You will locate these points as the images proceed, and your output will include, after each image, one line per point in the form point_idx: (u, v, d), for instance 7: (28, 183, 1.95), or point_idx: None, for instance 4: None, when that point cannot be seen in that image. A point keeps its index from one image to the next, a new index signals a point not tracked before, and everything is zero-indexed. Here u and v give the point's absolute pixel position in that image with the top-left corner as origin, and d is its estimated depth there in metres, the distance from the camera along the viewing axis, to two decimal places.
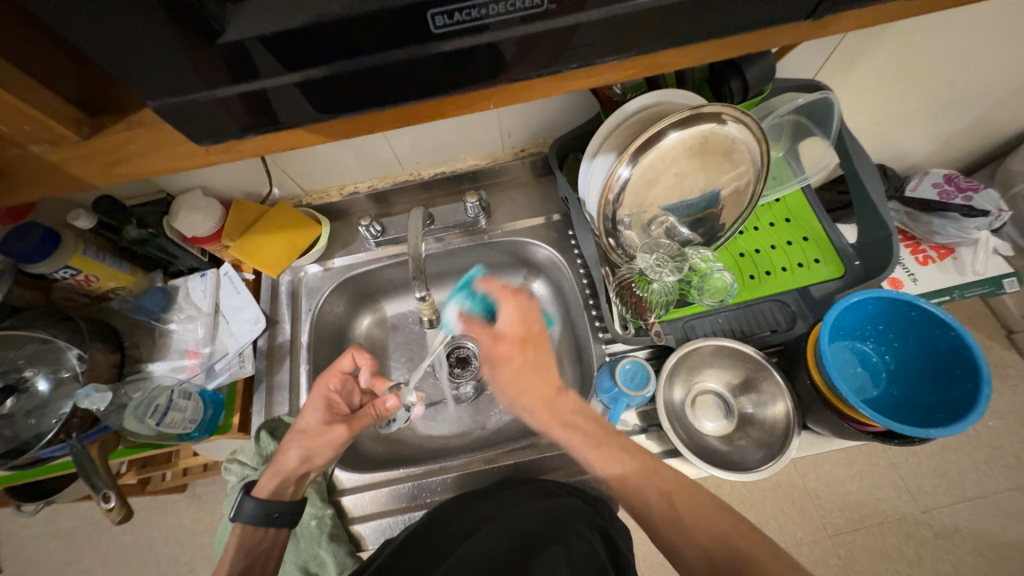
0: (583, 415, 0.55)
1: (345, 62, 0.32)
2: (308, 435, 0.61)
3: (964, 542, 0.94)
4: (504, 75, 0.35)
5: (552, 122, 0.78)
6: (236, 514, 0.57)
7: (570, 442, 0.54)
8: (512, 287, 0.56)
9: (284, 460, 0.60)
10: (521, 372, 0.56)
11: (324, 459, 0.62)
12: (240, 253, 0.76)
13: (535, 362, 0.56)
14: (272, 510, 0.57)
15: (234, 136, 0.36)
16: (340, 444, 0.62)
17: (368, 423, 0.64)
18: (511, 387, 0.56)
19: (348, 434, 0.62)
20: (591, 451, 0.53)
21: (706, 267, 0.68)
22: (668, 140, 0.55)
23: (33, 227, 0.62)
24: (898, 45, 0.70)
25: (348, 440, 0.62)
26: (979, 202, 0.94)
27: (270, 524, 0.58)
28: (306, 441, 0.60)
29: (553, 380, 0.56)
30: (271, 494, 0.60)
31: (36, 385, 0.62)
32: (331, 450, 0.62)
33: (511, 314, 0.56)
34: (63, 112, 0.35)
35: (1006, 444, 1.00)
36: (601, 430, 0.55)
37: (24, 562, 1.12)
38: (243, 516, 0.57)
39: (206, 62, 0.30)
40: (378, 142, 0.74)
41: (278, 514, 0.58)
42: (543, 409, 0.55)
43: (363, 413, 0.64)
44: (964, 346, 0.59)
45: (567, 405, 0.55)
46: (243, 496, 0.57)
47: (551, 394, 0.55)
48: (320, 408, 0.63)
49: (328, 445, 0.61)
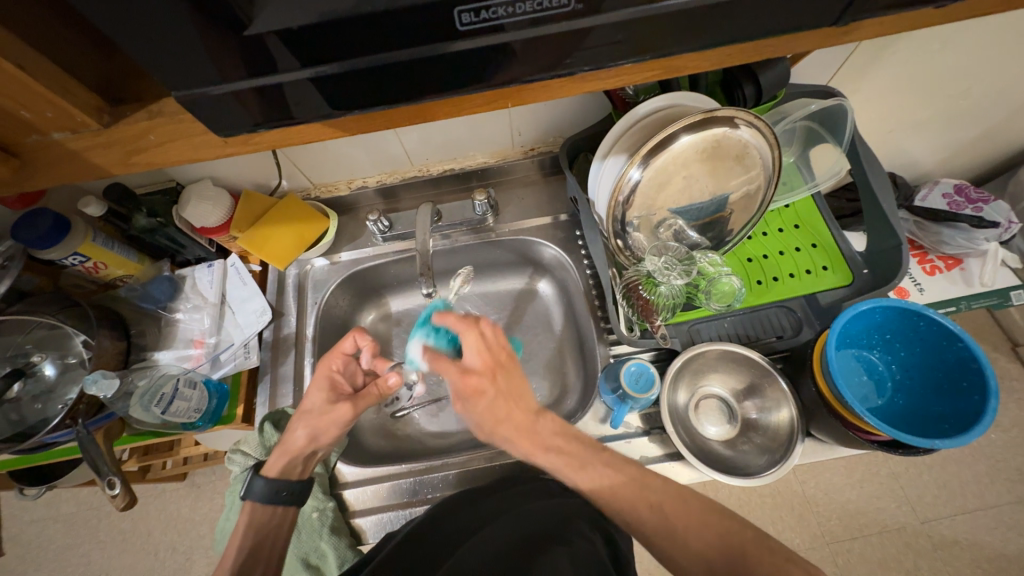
0: (564, 436, 0.54)
1: (364, 58, 0.32)
2: (314, 414, 0.62)
3: (962, 553, 0.93)
4: (522, 75, 0.35)
5: (563, 122, 0.78)
6: (246, 493, 0.58)
7: (556, 466, 0.52)
8: (473, 318, 0.54)
9: (292, 440, 0.61)
10: (497, 404, 0.53)
11: (328, 439, 0.62)
12: (248, 245, 0.77)
13: (508, 389, 0.54)
14: (283, 489, 0.58)
15: (249, 129, 0.36)
16: (344, 421, 0.63)
17: (371, 402, 0.65)
18: (488, 420, 0.54)
19: (351, 413, 0.63)
20: (576, 474, 0.51)
21: (714, 272, 0.69)
22: (680, 143, 0.54)
23: (42, 213, 0.62)
24: (914, 53, 0.69)
25: (352, 419, 0.63)
26: (989, 213, 0.94)
27: (278, 503, 0.58)
28: (310, 418, 0.61)
29: (529, 405, 0.54)
30: (281, 473, 0.60)
31: (42, 370, 0.63)
32: (336, 429, 0.62)
33: (476, 345, 0.54)
34: (84, 99, 0.36)
35: (1007, 457, 0.99)
36: (585, 449, 0.53)
37: (23, 546, 1.13)
38: (253, 494, 0.58)
39: (227, 57, 0.30)
40: (388, 137, 0.74)
41: (288, 493, 0.58)
42: (525, 438, 0.53)
43: (366, 391, 0.65)
44: (972, 357, 0.59)
45: (547, 428, 0.54)
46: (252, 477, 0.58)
47: (526, 421, 0.53)
48: (325, 387, 0.64)
49: (334, 423, 0.62)
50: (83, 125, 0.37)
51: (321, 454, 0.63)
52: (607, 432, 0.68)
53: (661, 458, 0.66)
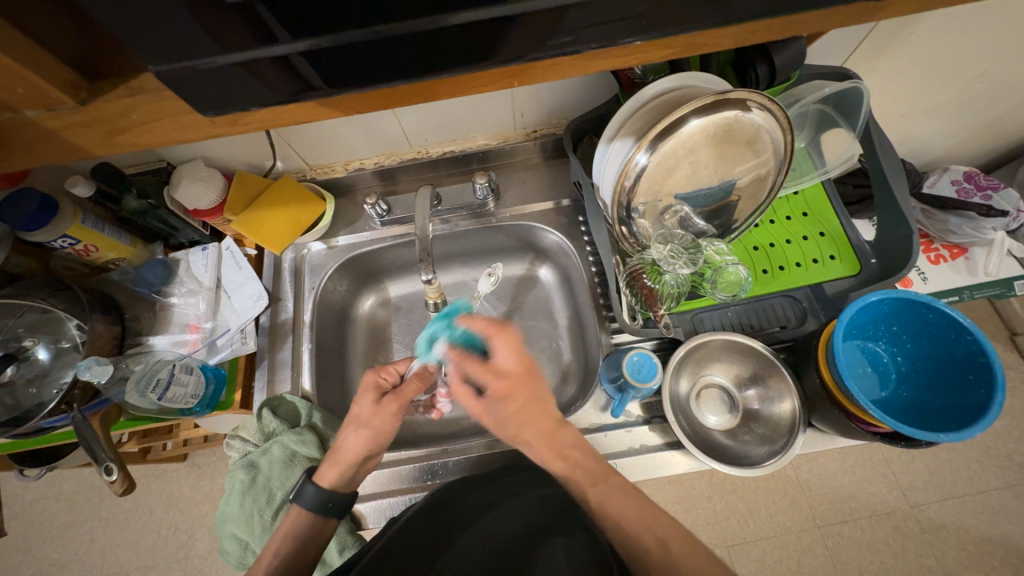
0: (582, 449, 0.54)
1: (359, 30, 0.29)
2: (364, 418, 0.58)
3: (949, 536, 0.95)
4: (525, 52, 0.33)
5: (567, 103, 0.75)
6: (296, 498, 0.57)
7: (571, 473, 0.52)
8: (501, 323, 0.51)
9: (343, 448, 0.58)
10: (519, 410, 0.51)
11: (384, 440, 0.59)
12: (242, 228, 0.75)
13: (537, 395, 0.52)
14: (329, 501, 0.56)
15: (245, 105, 0.34)
16: (395, 420, 0.59)
17: (415, 391, 0.59)
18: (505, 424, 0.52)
19: (398, 409, 0.58)
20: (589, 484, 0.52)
21: (721, 260, 0.67)
22: (689, 127, 0.52)
23: (29, 193, 0.60)
24: (935, 34, 0.66)
25: (402, 415, 0.58)
26: (998, 201, 0.93)
27: (313, 511, 0.56)
28: (365, 426, 0.58)
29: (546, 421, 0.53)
30: (333, 483, 0.57)
31: (36, 354, 0.62)
32: (390, 428, 0.59)
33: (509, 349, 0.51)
34: (57, 74, 0.34)
35: (999, 444, 1.00)
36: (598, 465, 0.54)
37: (28, 522, 1.15)
38: (302, 501, 0.56)
39: (222, 27, 0.28)
40: (385, 118, 0.71)
41: (331, 501, 0.56)
42: (545, 442, 0.52)
43: (407, 386, 0.59)
44: (980, 350, 0.58)
45: (567, 438, 0.53)
46: (304, 482, 0.57)
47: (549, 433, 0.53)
48: (370, 389, 0.60)
49: (388, 423, 0.58)
50: (57, 102, 0.35)
51: (377, 455, 0.60)
52: (607, 420, 0.68)
53: (660, 447, 0.66)
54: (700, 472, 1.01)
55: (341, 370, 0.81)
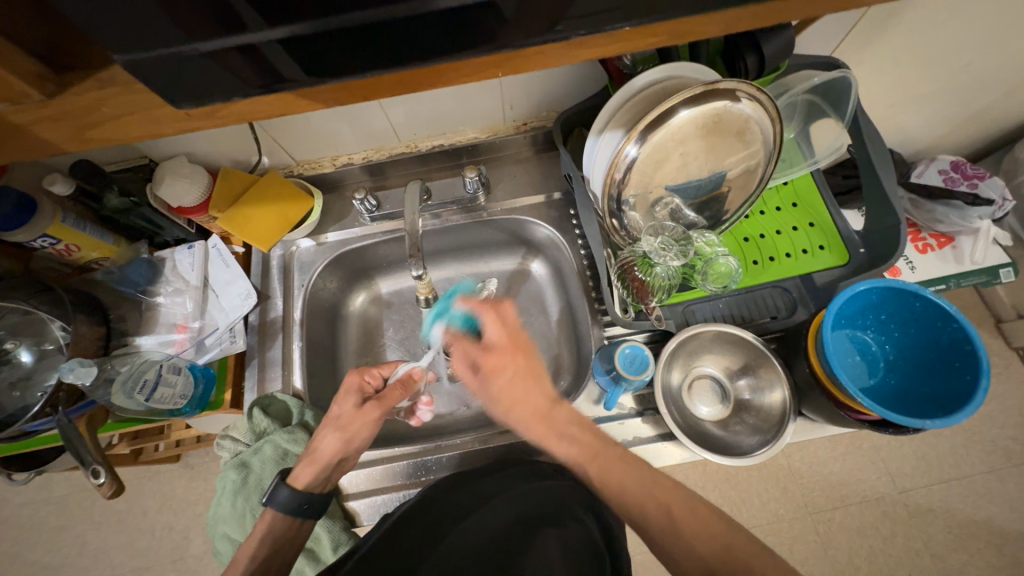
0: (579, 424, 0.56)
1: (336, 18, 0.29)
2: (343, 419, 0.59)
3: (935, 520, 0.97)
4: (509, 42, 0.33)
5: (557, 95, 0.75)
6: (268, 500, 0.55)
7: (569, 453, 0.55)
8: (490, 301, 0.61)
9: (319, 449, 0.58)
10: (514, 381, 0.58)
11: (359, 444, 0.59)
12: (228, 226, 0.73)
13: (526, 370, 0.59)
14: (304, 502, 0.55)
15: (223, 97, 0.33)
16: (373, 425, 0.59)
17: (394, 401, 0.60)
18: (504, 399, 0.58)
19: (378, 415, 0.58)
20: (588, 461, 0.53)
21: (711, 252, 0.67)
22: (678, 118, 0.52)
23: (5, 190, 0.58)
24: (922, 24, 0.66)
25: (382, 421, 0.59)
26: (984, 190, 0.94)
27: (303, 511, 0.56)
28: (342, 428, 0.58)
29: (546, 394, 0.58)
30: (308, 484, 0.56)
31: (18, 357, 0.61)
32: (368, 433, 0.59)
33: (496, 325, 0.60)
34: (22, 65, 0.32)
35: (983, 429, 1.02)
36: (598, 440, 0.55)
37: (19, 527, 1.13)
38: (277, 503, 0.55)
39: (195, 17, 0.27)
40: (371, 111, 0.70)
41: (311, 505, 0.56)
42: (538, 422, 0.57)
43: (391, 391, 0.60)
44: (965, 338, 0.59)
45: (562, 416, 0.57)
46: (278, 483, 0.55)
47: (545, 409, 0.57)
48: (352, 392, 0.61)
49: (365, 427, 0.58)
50: (23, 95, 0.33)
51: (353, 458, 0.60)
52: (600, 413, 0.68)
53: (652, 439, 0.66)
54: (693, 462, 1.01)
55: (333, 368, 0.81)
